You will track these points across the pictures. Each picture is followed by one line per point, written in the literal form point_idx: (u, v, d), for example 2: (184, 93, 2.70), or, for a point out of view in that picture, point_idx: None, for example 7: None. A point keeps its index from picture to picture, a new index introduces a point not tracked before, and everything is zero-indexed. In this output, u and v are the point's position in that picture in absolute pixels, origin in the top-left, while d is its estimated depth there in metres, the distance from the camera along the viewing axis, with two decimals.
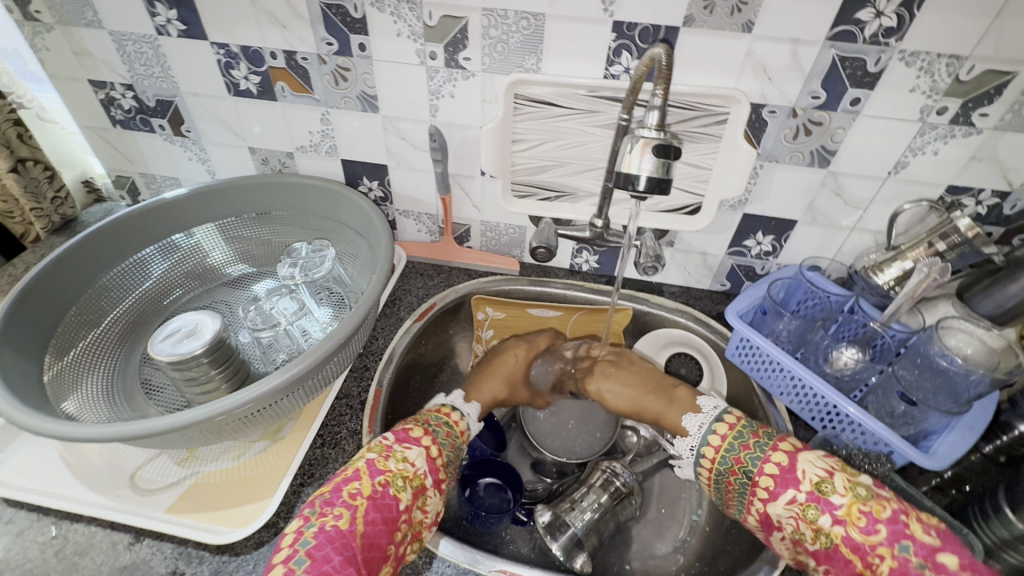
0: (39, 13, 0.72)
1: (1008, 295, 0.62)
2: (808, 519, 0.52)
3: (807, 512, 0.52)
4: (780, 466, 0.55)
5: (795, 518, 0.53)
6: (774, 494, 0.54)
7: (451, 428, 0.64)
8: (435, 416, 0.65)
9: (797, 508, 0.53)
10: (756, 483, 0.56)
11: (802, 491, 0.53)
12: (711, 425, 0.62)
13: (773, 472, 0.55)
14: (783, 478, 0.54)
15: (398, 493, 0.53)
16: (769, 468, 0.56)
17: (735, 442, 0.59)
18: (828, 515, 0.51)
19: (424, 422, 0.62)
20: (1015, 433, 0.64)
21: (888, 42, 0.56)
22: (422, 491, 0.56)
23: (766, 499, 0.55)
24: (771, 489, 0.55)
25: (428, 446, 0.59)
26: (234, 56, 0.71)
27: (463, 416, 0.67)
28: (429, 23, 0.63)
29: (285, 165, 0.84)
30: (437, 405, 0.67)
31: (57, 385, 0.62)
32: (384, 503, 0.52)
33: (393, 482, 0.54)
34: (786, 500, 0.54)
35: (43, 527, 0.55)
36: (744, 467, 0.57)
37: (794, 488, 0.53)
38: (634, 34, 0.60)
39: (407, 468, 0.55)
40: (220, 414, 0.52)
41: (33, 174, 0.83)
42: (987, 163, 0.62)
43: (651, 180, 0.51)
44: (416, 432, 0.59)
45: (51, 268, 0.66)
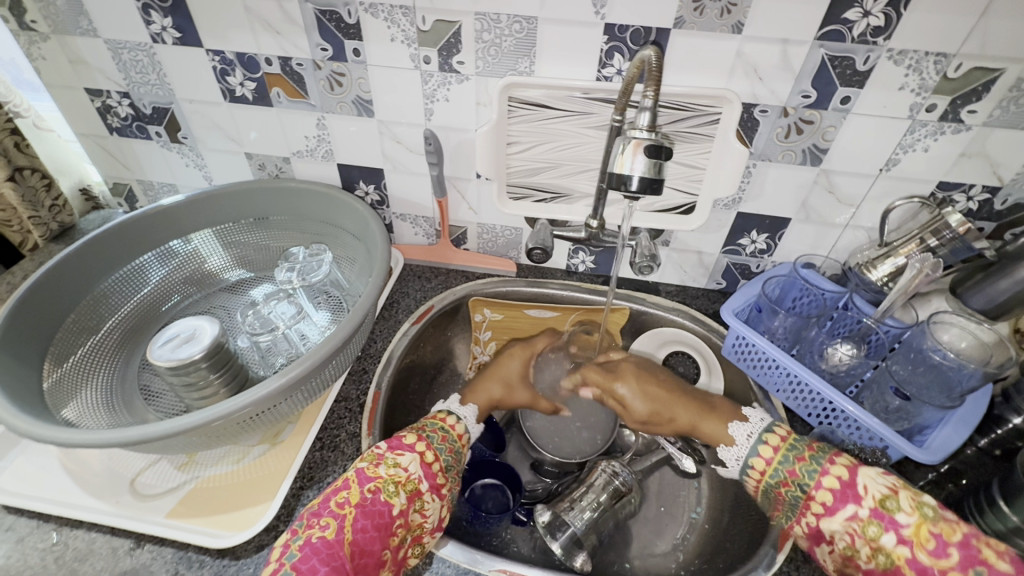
0: (34, 22, 0.72)
1: (1000, 290, 0.63)
2: (869, 538, 0.51)
3: (867, 529, 0.51)
4: (839, 481, 0.54)
5: (852, 535, 0.52)
6: (832, 510, 0.54)
7: (447, 432, 0.63)
8: (430, 422, 0.64)
9: (856, 525, 0.52)
10: (813, 497, 0.55)
11: (863, 506, 0.52)
12: (762, 436, 0.62)
13: (832, 488, 0.54)
14: (842, 494, 0.53)
15: (390, 498, 0.53)
16: (827, 483, 0.55)
17: (789, 455, 0.59)
18: (893, 534, 0.50)
19: (419, 428, 0.62)
20: (1009, 426, 0.64)
21: (876, 41, 0.56)
22: (416, 495, 0.55)
23: (822, 514, 0.54)
24: (829, 504, 0.54)
25: (422, 452, 0.59)
26: (229, 63, 0.71)
27: (459, 421, 0.66)
28: (422, 28, 0.64)
29: (282, 170, 0.84)
30: (437, 413, 0.67)
31: (56, 393, 0.62)
32: (375, 510, 0.52)
33: (385, 488, 0.54)
34: (845, 516, 0.53)
35: (44, 534, 0.55)
36: (799, 482, 0.57)
37: (854, 504, 0.53)
38: (625, 36, 0.60)
39: (399, 472, 0.55)
40: (219, 418, 0.53)
41: (30, 183, 0.83)
42: (977, 160, 0.63)
43: (643, 180, 0.51)
44: (409, 439, 0.60)
45: (49, 275, 0.66)
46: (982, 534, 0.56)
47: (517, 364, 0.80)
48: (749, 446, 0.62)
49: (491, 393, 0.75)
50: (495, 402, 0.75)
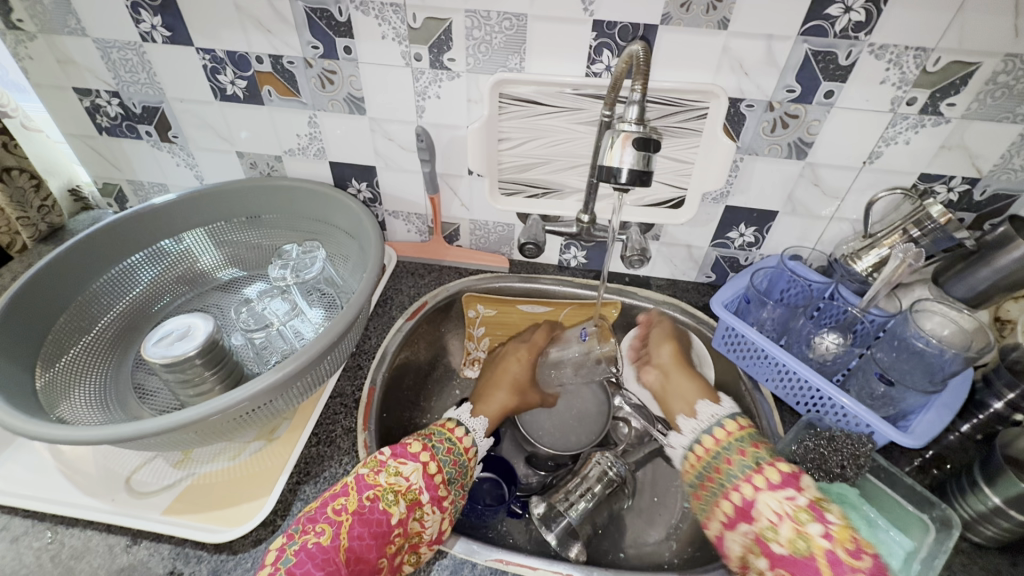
0: (21, 21, 0.72)
1: (980, 279, 0.65)
2: (798, 521, 0.50)
3: (799, 513, 0.51)
4: (789, 469, 0.55)
5: (781, 514, 0.52)
6: (773, 487, 0.53)
7: (454, 445, 0.62)
8: (438, 431, 0.63)
9: (789, 507, 0.52)
10: (761, 471, 0.55)
11: (803, 495, 0.52)
12: (728, 416, 0.62)
13: (781, 471, 0.54)
14: (787, 479, 0.54)
15: (389, 507, 0.53)
16: (778, 466, 0.55)
17: (746, 439, 0.59)
18: (820, 524, 0.50)
19: (425, 437, 0.61)
20: (990, 411, 0.66)
21: (857, 37, 0.58)
22: (415, 505, 0.55)
23: (761, 488, 0.54)
24: (773, 481, 0.54)
25: (425, 462, 0.57)
26: (220, 61, 0.71)
27: (467, 434, 0.64)
28: (413, 26, 0.64)
29: (273, 168, 0.84)
30: (445, 420, 0.66)
31: (49, 392, 0.62)
32: (373, 518, 0.52)
33: (384, 496, 0.53)
34: (782, 495, 0.52)
35: (38, 533, 0.55)
36: (753, 456, 0.57)
37: (795, 490, 0.53)
38: (613, 33, 0.61)
39: (399, 482, 0.55)
40: (214, 413, 0.53)
41: (18, 183, 0.83)
42: (956, 152, 0.65)
43: (632, 172, 0.52)
44: (414, 446, 0.58)
45: (40, 275, 0.66)
46: (965, 515, 0.57)
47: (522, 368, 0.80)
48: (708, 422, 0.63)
49: (501, 404, 0.75)
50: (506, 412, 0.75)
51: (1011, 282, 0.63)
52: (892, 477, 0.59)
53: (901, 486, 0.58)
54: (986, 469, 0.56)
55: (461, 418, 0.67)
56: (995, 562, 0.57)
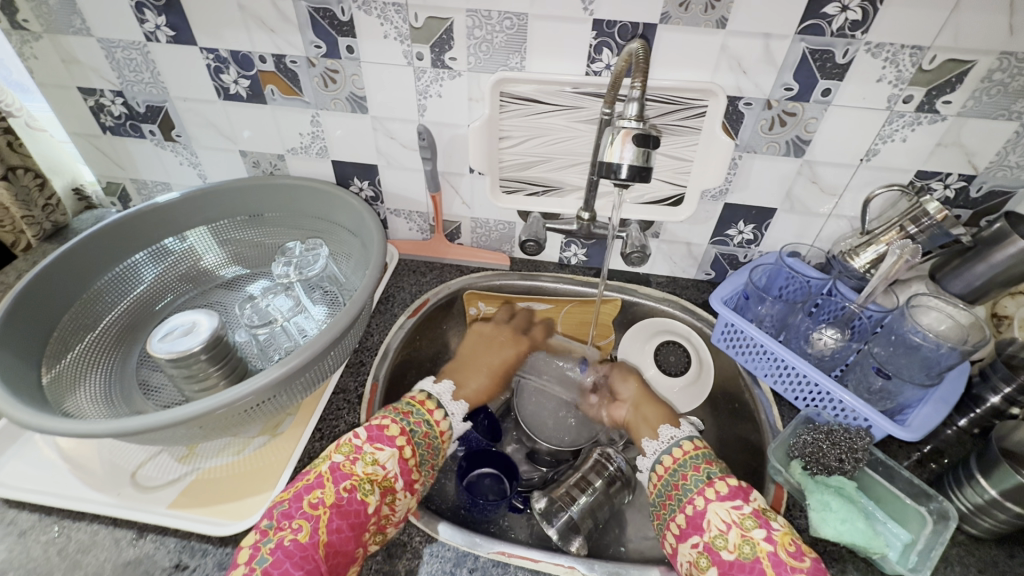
0: (27, 21, 0.72)
1: (976, 274, 0.65)
2: (744, 527, 0.53)
3: (745, 520, 0.53)
4: (736, 484, 0.57)
5: (729, 522, 0.53)
6: (722, 497, 0.56)
7: (431, 428, 0.63)
8: (416, 410, 0.64)
9: (736, 515, 0.54)
10: (711, 485, 0.57)
11: (749, 504, 0.55)
12: (679, 441, 0.65)
13: (729, 485, 0.57)
14: (735, 491, 0.56)
15: (366, 497, 0.53)
16: (727, 480, 0.57)
17: (698, 457, 0.62)
18: (764, 530, 0.52)
19: (402, 418, 0.61)
20: (986, 405, 0.67)
21: (854, 35, 0.59)
22: (390, 492, 0.56)
23: (711, 498, 0.56)
24: (722, 492, 0.56)
25: (401, 447, 0.58)
26: (223, 60, 0.72)
27: (445, 417, 0.65)
28: (415, 25, 0.65)
29: (276, 167, 0.85)
30: (420, 396, 0.66)
31: (55, 388, 0.63)
32: (351, 509, 0.52)
33: (361, 486, 0.54)
34: (730, 504, 0.55)
35: (45, 527, 0.55)
36: (705, 472, 0.59)
37: (743, 501, 0.55)
38: (613, 31, 0.62)
39: (376, 471, 0.55)
40: (220, 407, 0.53)
41: (23, 182, 0.84)
42: (952, 149, 0.66)
43: (632, 168, 0.53)
44: (390, 431, 0.59)
45: (46, 273, 0.67)
46: (963, 508, 0.58)
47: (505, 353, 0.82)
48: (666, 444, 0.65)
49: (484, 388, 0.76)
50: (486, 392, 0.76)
51: (1006, 277, 0.63)
52: (891, 471, 0.60)
53: (899, 479, 0.59)
54: (982, 462, 0.57)
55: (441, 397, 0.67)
56: (992, 554, 0.57)
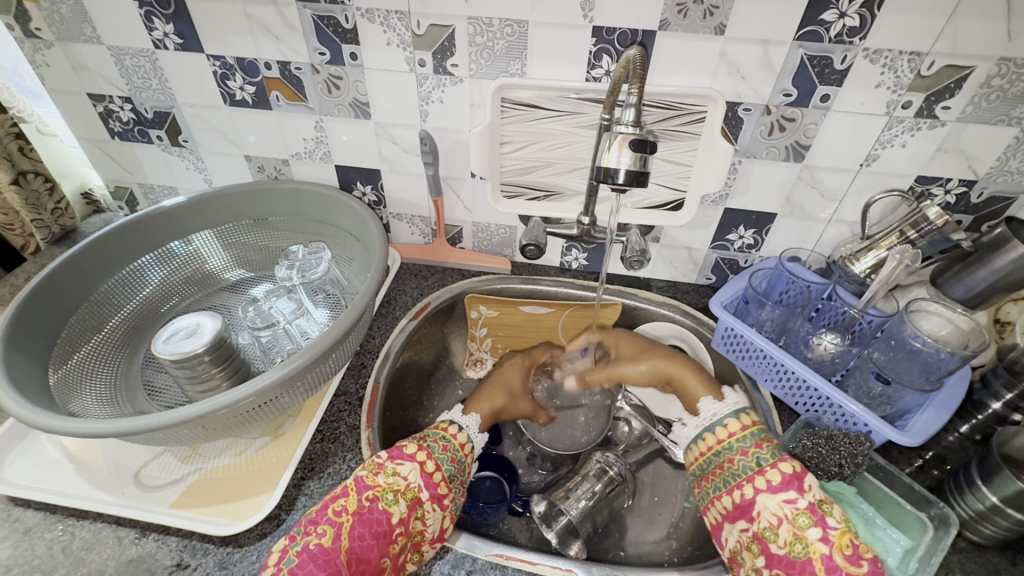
0: (39, 30, 0.74)
1: (977, 280, 0.65)
2: (797, 525, 0.51)
3: (798, 517, 0.51)
4: (791, 471, 0.55)
5: (781, 517, 0.52)
6: (774, 488, 0.54)
7: (449, 443, 0.63)
8: (432, 432, 0.65)
9: (788, 510, 0.52)
10: (763, 473, 0.56)
11: (804, 497, 0.53)
12: (737, 413, 0.63)
13: (783, 472, 0.55)
14: (789, 480, 0.54)
15: (389, 507, 0.54)
16: (780, 467, 0.55)
17: (752, 436, 0.60)
18: (819, 529, 0.50)
19: (420, 438, 0.63)
20: (988, 411, 0.66)
21: (852, 41, 0.59)
22: (416, 505, 0.56)
23: (762, 490, 0.55)
24: (773, 483, 0.54)
25: (422, 461, 0.59)
26: (229, 67, 0.73)
27: (461, 430, 0.66)
28: (417, 32, 0.66)
29: (281, 172, 0.86)
30: (440, 423, 0.67)
31: (62, 387, 0.64)
32: (373, 518, 0.53)
33: (384, 496, 0.54)
34: (783, 498, 0.53)
35: (50, 525, 0.56)
36: (755, 456, 0.57)
37: (796, 492, 0.53)
38: (613, 38, 0.63)
39: (398, 481, 0.56)
40: (223, 407, 0.54)
41: (33, 187, 0.86)
42: (952, 155, 0.66)
43: (629, 173, 0.54)
44: (409, 448, 0.60)
45: (54, 275, 0.68)
46: (964, 515, 0.58)
47: (517, 374, 0.82)
48: (728, 412, 0.64)
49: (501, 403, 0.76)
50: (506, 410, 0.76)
51: (1008, 282, 0.63)
52: (891, 477, 0.60)
53: (900, 485, 0.59)
54: (983, 468, 0.56)
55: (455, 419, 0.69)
56: (994, 561, 0.57)
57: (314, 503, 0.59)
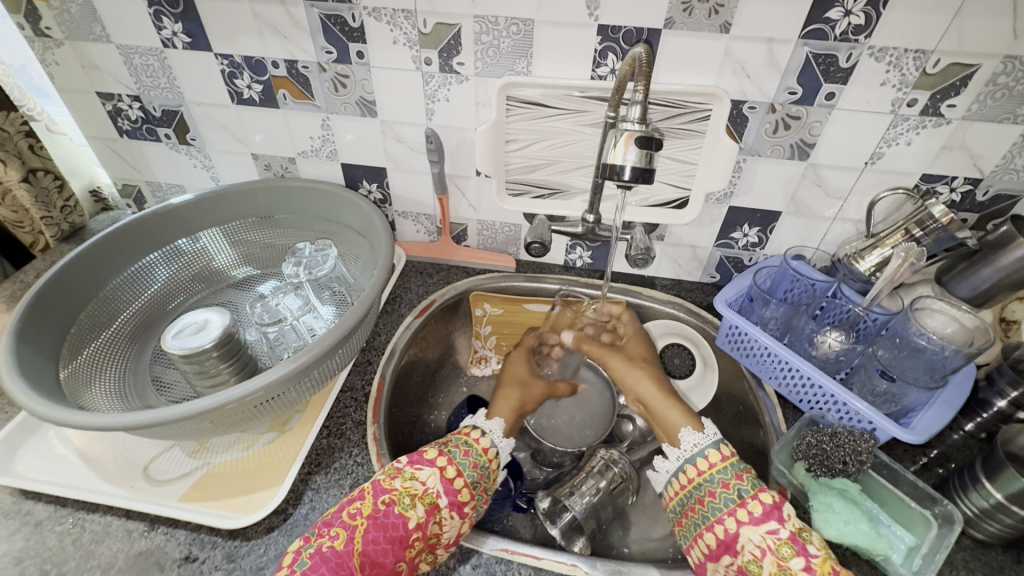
0: (49, 29, 0.75)
1: (982, 278, 0.65)
2: (781, 556, 0.51)
3: (781, 548, 0.51)
4: (771, 501, 0.55)
5: (764, 549, 0.52)
6: (756, 521, 0.54)
7: (472, 449, 0.62)
8: (455, 437, 0.64)
9: (772, 541, 0.52)
10: (744, 504, 0.55)
11: (785, 528, 0.53)
12: (705, 449, 0.61)
13: (763, 503, 0.55)
14: (769, 511, 0.54)
15: (406, 512, 0.54)
16: (761, 498, 0.55)
17: (731, 467, 0.59)
18: (803, 559, 0.51)
19: (443, 443, 0.62)
20: (993, 409, 0.66)
21: (857, 39, 0.59)
22: (434, 510, 0.55)
23: (744, 522, 0.54)
24: (756, 515, 0.54)
25: (442, 467, 0.59)
26: (237, 66, 0.74)
27: (484, 435, 0.64)
28: (424, 31, 0.66)
29: (287, 170, 0.87)
30: (465, 427, 0.65)
31: (72, 382, 0.65)
32: (388, 522, 0.53)
33: (401, 500, 0.55)
34: (765, 529, 0.53)
35: (60, 518, 0.57)
36: (736, 488, 0.57)
37: (777, 523, 0.53)
38: (618, 36, 0.63)
39: (415, 486, 0.56)
40: (231, 401, 0.55)
41: (43, 184, 0.87)
42: (957, 153, 0.66)
43: (635, 170, 0.54)
44: (429, 453, 0.60)
45: (64, 271, 0.69)
46: (969, 512, 0.58)
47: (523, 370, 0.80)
48: (707, 442, 0.62)
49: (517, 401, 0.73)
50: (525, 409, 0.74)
51: (1013, 281, 0.63)
52: (895, 474, 0.60)
53: (905, 482, 0.59)
54: (987, 465, 0.56)
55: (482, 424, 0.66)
56: (999, 559, 0.57)
57: (320, 497, 0.59)
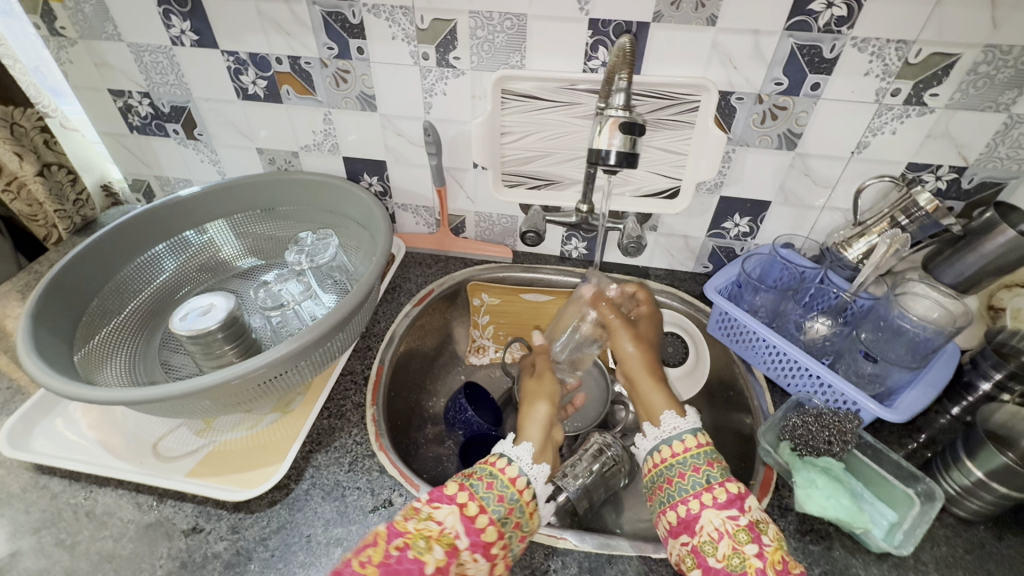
0: (64, 28, 0.78)
1: (967, 264, 0.67)
2: (737, 540, 0.52)
3: (738, 533, 0.53)
4: (737, 490, 0.56)
5: (722, 531, 0.53)
6: (719, 505, 0.55)
7: (499, 480, 0.57)
8: (480, 467, 0.59)
9: (730, 526, 0.53)
10: (710, 490, 0.56)
11: (745, 516, 0.54)
12: (687, 432, 0.62)
13: (729, 491, 0.56)
14: (733, 499, 0.55)
15: (421, 556, 0.50)
16: (728, 486, 0.56)
17: (703, 454, 0.60)
18: (756, 546, 0.52)
19: (466, 476, 0.58)
20: (978, 392, 0.68)
21: (840, 31, 0.61)
22: (454, 553, 0.51)
23: (707, 505, 0.55)
24: (719, 500, 0.55)
25: (463, 503, 0.54)
26: (243, 62, 0.77)
27: (510, 463, 0.59)
28: (421, 27, 0.69)
29: (291, 164, 0.90)
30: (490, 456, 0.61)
31: (85, 363, 0.67)
32: (402, 569, 0.49)
33: (415, 543, 0.51)
34: (726, 514, 0.54)
35: (74, 492, 0.59)
36: (706, 473, 0.58)
37: (739, 510, 0.54)
38: (608, 30, 0.65)
39: (431, 527, 0.52)
40: (235, 378, 0.57)
41: (57, 178, 0.90)
42: (942, 141, 0.67)
43: (620, 155, 0.56)
44: (450, 489, 0.56)
45: (78, 259, 0.72)
46: (951, 490, 0.59)
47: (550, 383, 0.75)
48: (687, 427, 0.63)
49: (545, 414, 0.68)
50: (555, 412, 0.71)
51: (997, 266, 0.65)
52: (879, 455, 0.61)
53: (887, 461, 0.60)
54: (968, 443, 0.58)
55: (504, 448, 0.61)
56: (981, 536, 0.58)
57: (321, 474, 0.62)
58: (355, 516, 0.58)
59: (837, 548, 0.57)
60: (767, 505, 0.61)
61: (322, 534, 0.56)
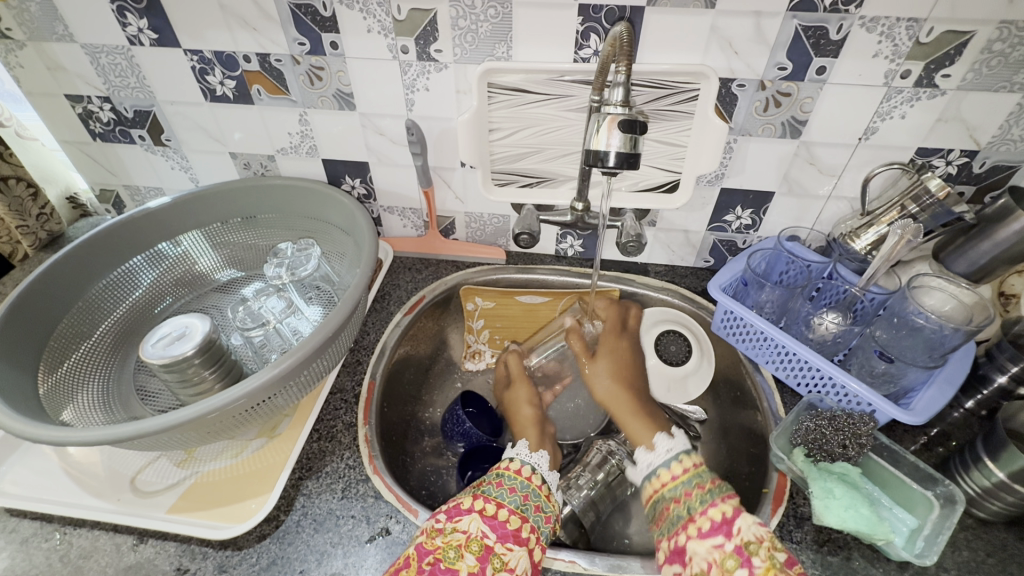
0: (9, 30, 0.72)
1: (981, 253, 0.64)
2: (724, 568, 0.50)
3: (724, 561, 0.50)
4: (720, 516, 0.53)
5: (710, 561, 0.51)
6: (702, 534, 0.52)
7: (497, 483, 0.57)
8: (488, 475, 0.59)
9: (717, 554, 0.51)
10: (693, 519, 0.54)
11: (730, 541, 0.51)
12: (676, 454, 0.60)
13: (712, 518, 0.53)
14: (717, 525, 0.52)
15: (454, 565, 0.49)
16: (709, 513, 0.54)
17: (682, 483, 0.57)
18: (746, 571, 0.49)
19: (477, 487, 0.57)
20: (992, 386, 0.66)
21: (847, 10, 0.57)
22: (488, 554, 0.50)
23: (691, 536, 0.53)
24: (703, 529, 0.53)
25: (482, 509, 0.54)
26: (208, 61, 0.71)
27: (512, 460, 0.60)
28: (397, 17, 0.64)
29: (267, 168, 0.85)
30: (506, 462, 0.60)
31: (52, 397, 0.63)
32: None
33: (445, 555, 0.49)
34: (710, 543, 0.52)
35: (46, 534, 0.56)
36: (686, 503, 0.56)
37: (723, 537, 0.52)
38: (600, 16, 0.61)
39: (458, 537, 0.51)
40: (211, 412, 0.53)
41: (16, 192, 0.84)
42: (953, 124, 0.64)
43: (620, 156, 0.52)
44: (465, 501, 0.55)
45: (40, 281, 0.66)
46: (972, 491, 0.57)
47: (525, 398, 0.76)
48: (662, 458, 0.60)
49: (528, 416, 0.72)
50: (542, 413, 0.74)
51: (1011, 255, 0.62)
52: (896, 455, 0.59)
53: (905, 464, 0.58)
54: (989, 444, 0.55)
55: (521, 455, 0.61)
56: (1002, 537, 0.56)
57: (312, 503, 0.58)
58: (351, 547, 0.55)
59: (856, 558, 0.55)
60: (783, 516, 0.58)
61: (317, 570, 0.53)
